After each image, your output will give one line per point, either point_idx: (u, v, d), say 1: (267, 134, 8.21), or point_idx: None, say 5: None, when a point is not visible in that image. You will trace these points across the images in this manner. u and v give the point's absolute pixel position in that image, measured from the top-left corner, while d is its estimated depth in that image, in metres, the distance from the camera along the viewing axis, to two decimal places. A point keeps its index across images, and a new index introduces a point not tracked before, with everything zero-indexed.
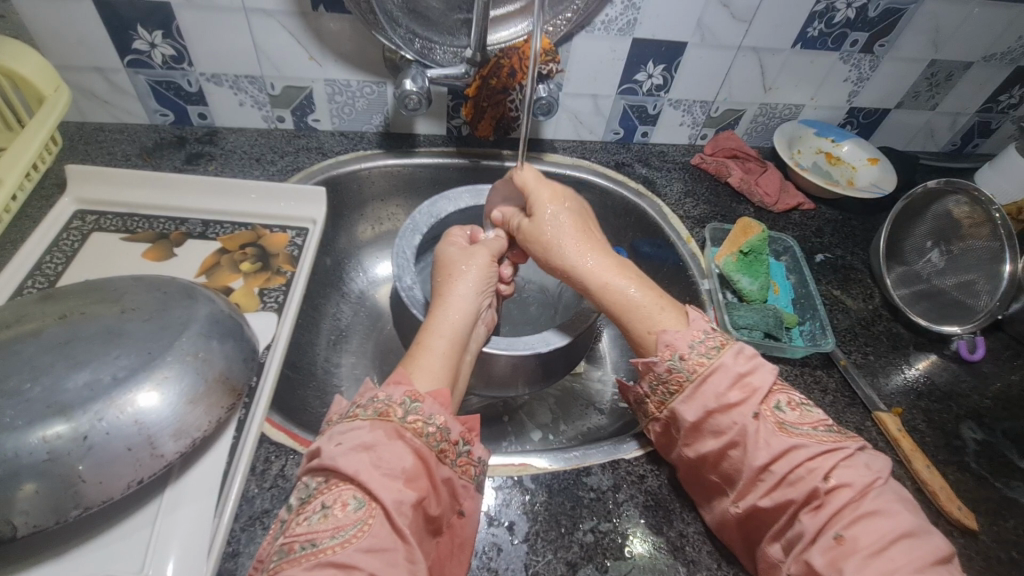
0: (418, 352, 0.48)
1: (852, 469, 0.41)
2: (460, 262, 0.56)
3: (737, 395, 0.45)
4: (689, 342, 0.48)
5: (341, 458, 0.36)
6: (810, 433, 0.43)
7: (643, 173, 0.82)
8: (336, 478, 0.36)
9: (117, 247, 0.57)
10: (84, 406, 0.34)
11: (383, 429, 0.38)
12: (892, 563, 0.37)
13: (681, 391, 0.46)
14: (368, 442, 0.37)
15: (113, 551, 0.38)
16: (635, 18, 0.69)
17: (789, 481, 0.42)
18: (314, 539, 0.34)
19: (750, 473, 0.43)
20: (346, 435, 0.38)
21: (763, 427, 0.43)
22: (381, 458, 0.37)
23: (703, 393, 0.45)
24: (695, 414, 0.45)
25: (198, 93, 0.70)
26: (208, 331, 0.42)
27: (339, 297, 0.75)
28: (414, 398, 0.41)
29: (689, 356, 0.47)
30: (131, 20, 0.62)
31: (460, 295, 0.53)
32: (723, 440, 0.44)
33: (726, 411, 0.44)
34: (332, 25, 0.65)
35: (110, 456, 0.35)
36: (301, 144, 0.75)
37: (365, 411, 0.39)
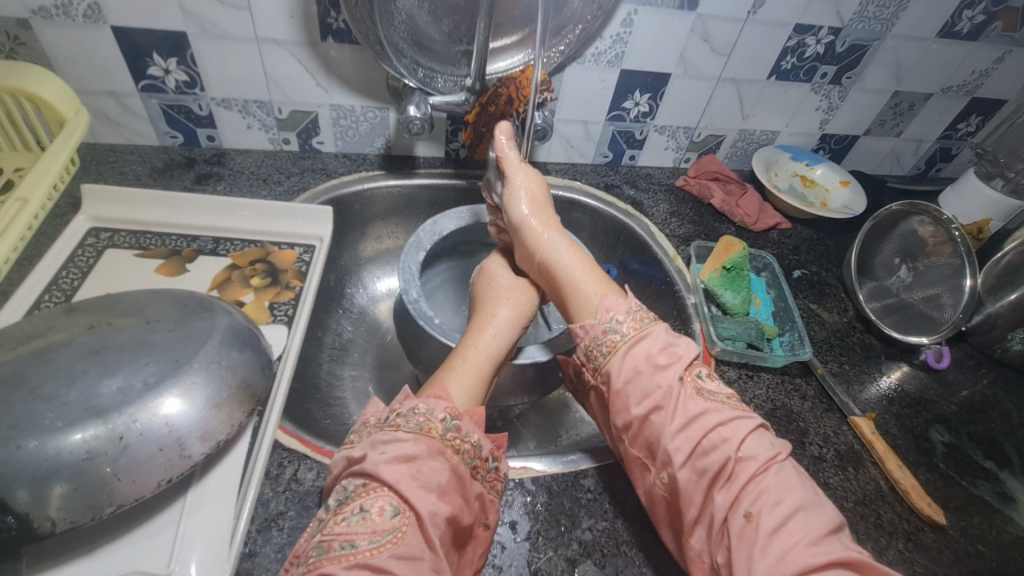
0: (458, 365, 0.50)
1: (759, 442, 0.44)
2: (511, 290, 0.60)
3: (664, 359, 0.48)
4: (625, 310, 0.52)
5: (384, 467, 0.39)
6: (723, 401, 0.47)
7: (631, 194, 0.86)
8: (375, 484, 0.38)
9: (130, 264, 0.60)
10: (120, 408, 0.37)
11: (425, 444, 0.41)
12: (791, 538, 0.39)
13: (614, 350, 0.50)
14: (411, 454, 0.40)
15: (138, 550, 0.39)
16: (623, 51, 0.74)
17: (703, 449, 0.44)
18: (352, 539, 0.36)
19: (668, 438, 0.45)
20: (389, 444, 0.41)
21: (684, 391, 0.46)
22: (420, 471, 0.40)
23: (635, 353, 0.49)
24: (624, 375, 0.49)
25: (208, 116, 0.73)
26: (229, 340, 0.44)
27: (341, 312, 0.77)
28: (454, 416, 0.44)
29: (627, 321, 0.51)
30: (147, 48, 0.65)
31: (506, 320, 0.57)
32: (647, 404, 0.46)
33: (652, 374, 0.48)
34: (337, 53, 0.69)
35: (143, 457, 0.37)
36: (306, 165, 0.78)
37: (408, 423, 0.42)
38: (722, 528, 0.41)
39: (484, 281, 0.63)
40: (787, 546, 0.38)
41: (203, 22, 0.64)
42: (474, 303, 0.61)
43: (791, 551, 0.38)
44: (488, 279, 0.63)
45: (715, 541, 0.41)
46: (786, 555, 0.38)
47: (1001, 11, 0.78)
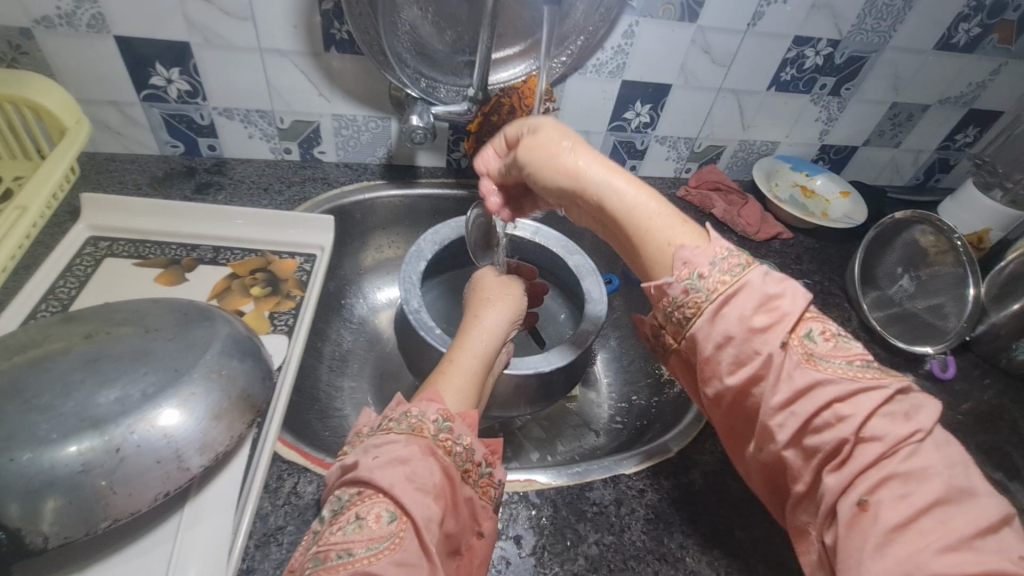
0: (447, 368, 0.50)
1: (890, 417, 0.36)
2: (495, 292, 0.59)
3: (763, 320, 0.40)
4: (710, 259, 0.43)
5: (377, 472, 0.38)
6: (842, 368, 0.39)
7: None
8: (370, 491, 0.37)
9: (129, 273, 0.59)
10: (117, 419, 0.36)
11: (417, 445, 0.40)
12: (922, 537, 0.32)
13: (699, 313, 0.42)
14: (403, 456, 0.39)
15: (133, 567, 0.38)
16: (624, 61, 0.74)
17: (815, 427, 0.38)
18: (349, 548, 0.35)
19: (770, 412, 0.39)
20: (381, 448, 0.40)
21: (789, 358, 0.39)
22: (414, 472, 0.39)
23: (726, 317, 0.41)
24: (712, 340, 0.41)
25: (209, 126, 0.73)
26: (229, 349, 0.44)
27: (341, 322, 0.77)
28: (445, 417, 0.44)
29: (709, 275, 0.42)
30: (149, 57, 0.65)
31: (492, 320, 0.56)
32: (743, 374, 0.40)
33: (748, 337, 0.40)
34: (339, 63, 0.69)
35: (140, 469, 0.36)
36: (307, 174, 0.78)
37: (400, 426, 0.42)
38: (831, 510, 0.36)
39: (470, 287, 0.62)
40: (914, 546, 0.32)
41: (207, 32, 0.64)
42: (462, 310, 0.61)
43: (921, 552, 0.32)
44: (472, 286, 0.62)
45: (823, 521, 0.37)
46: (914, 554, 0.32)
47: (997, 24, 0.79)
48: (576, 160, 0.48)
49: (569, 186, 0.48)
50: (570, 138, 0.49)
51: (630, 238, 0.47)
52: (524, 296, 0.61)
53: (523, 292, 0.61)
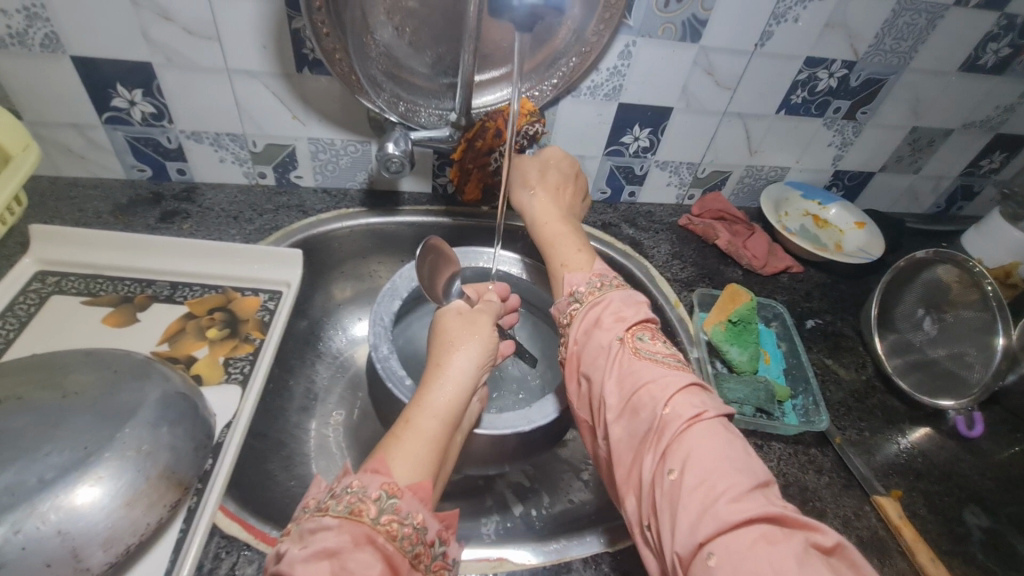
0: (401, 432, 0.44)
1: (690, 398, 0.42)
2: (462, 331, 0.52)
3: (610, 322, 0.50)
4: (585, 281, 0.56)
5: (299, 566, 0.34)
6: (659, 360, 0.46)
7: (630, 234, 0.81)
8: None
9: (75, 313, 0.55)
10: (9, 512, 0.31)
11: (350, 533, 0.36)
12: (713, 491, 0.36)
13: (573, 317, 0.53)
14: (333, 547, 0.35)
15: None
16: (620, 84, 0.69)
17: (634, 407, 0.43)
18: None
19: (602, 400, 0.45)
20: (314, 535, 0.36)
21: (620, 351, 0.47)
22: (344, 567, 0.34)
23: (586, 319, 0.52)
24: (578, 337, 0.51)
25: (177, 149, 0.69)
26: (157, 416, 0.39)
27: (315, 358, 0.72)
28: (391, 493, 0.39)
29: (581, 292, 0.55)
30: (111, 78, 0.61)
31: (459, 367, 0.49)
32: (588, 366, 0.48)
33: (595, 334, 0.50)
34: (314, 85, 0.65)
35: (28, 574, 0.31)
36: (282, 201, 0.73)
37: (337, 506, 0.38)
38: (649, 487, 0.39)
39: (432, 325, 0.55)
40: (706, 500, 0.35)
41: (170, 52, 0.60)
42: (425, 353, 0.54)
43: (713, 505, 0.35)
44: (432, 326, 0.54)
45: (644, 502, 0.39)
46: (707, 508, 0.35)
47: None
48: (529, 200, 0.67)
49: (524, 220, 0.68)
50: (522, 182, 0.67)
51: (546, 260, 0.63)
52: (496, 331, 0.53)
53: (494, 326, 0.54)
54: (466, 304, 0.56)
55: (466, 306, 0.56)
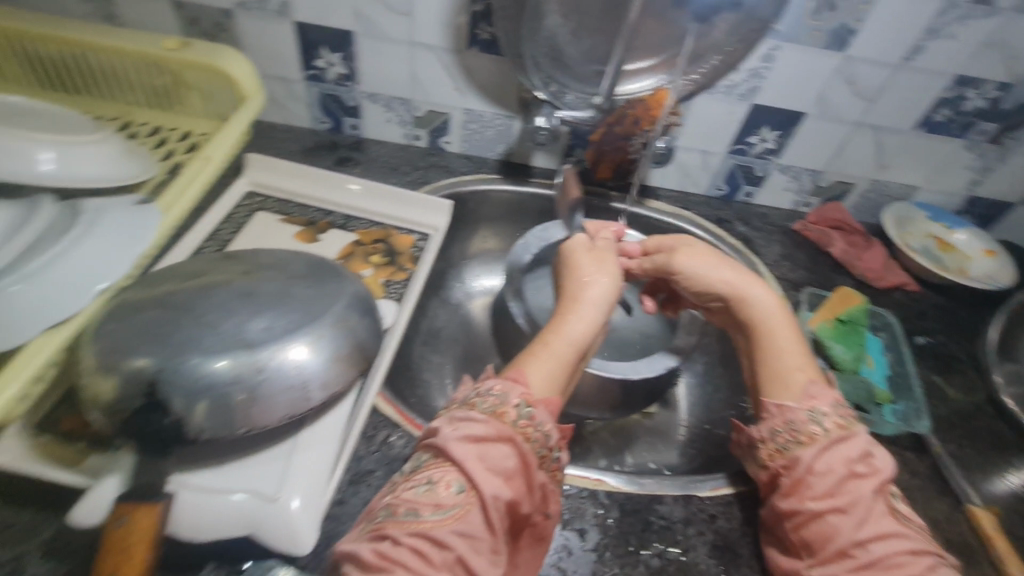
0: (541, 351, 0.51)
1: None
2: (594, 271, 0.59)
3: (862, 468, 0.46)
4: (831, 403, 0.49)
5: (452, 444, 0.42)
6: (916, 532, 0.44)
7: (742, 231, 0.84)
8: (443, 459, 0.42)
9: (275, 226, 0.67)
10: (263, 348, 0.42)
11: (496, 427, 0.43)
12: None
13: (811, 442, 0.47)
14: (480, 435, 0.43)
15: (252, 474, 0.43)
16: (757, 85, 0.73)
17: (885, 564, 0.41)
18: (416, 509, 0.39)
19: (843, 542, 0.43)
20: (462, 423, 0.44)
21: (876, 505, 0.44)
22: (487, 453, 0.42)
23: (831, 451, 0.46)
24: (817, 465, 0.46)
25: (355, 107, 0.81)
26: (353, 304, 0.49)
27: (440, 301, 0.82)
28: (527, 403, 0.46)
29: (829, 414, 0.49)
30: (320, 42, 0.74)
31: (591, 303, 0.56)
32: (830, 502, 0.44)
33: (845, 478, 0.45)
34: (479, 62, 0.74)
35: (274, 392, 0.42)
36: (431, 161, 0.84)
37: (482, 406, 0.45)
38: None
39: (561, 258, 0.62)
40: None
41: (370, 24, 0.72)
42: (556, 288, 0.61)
43: None
44: (565, 260, 0.61)
45: None
46: None
47: None
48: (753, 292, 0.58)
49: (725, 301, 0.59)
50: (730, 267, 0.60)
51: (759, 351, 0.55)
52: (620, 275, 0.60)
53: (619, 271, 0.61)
54: (588, 242, 0.63)
55: (590, 243, 0.63)
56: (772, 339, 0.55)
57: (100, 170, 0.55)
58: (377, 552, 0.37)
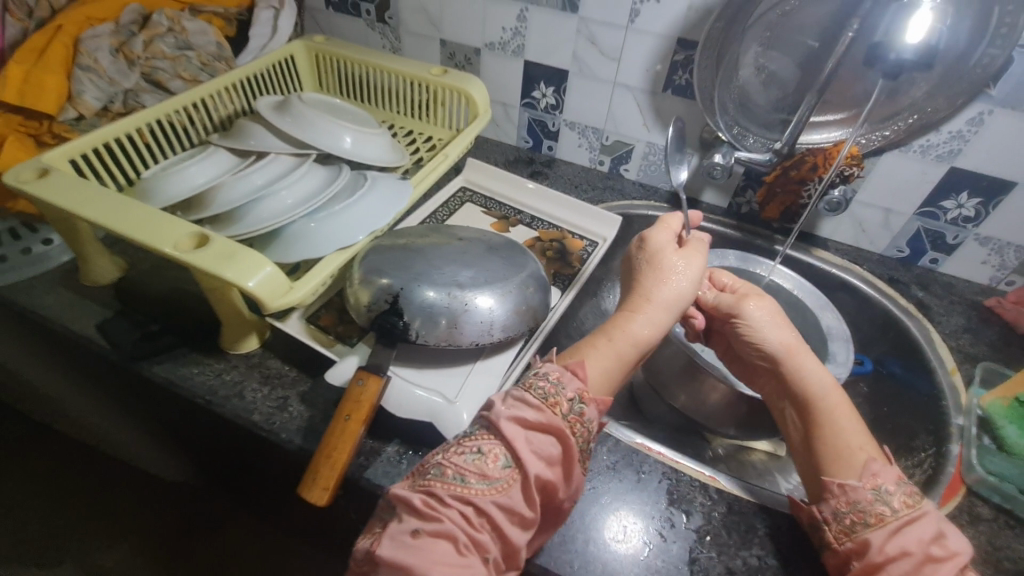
0: (604, 345, 0.56)
1: None
2: (678, 268, 0.60)
3: (938, 551, 0.44)
4: (895, 480, 0.48)
5: (504, 424, 0.46)
6: None
7: (919, 296, 0.80)
8: (493, 434, 0.46)
9: (477, 216, 0.84)
10: (469, 289, 0.57)
11: (548, 417, 0.47)
12: None
13: (880, 524, 0.46)
14: (531, 420, 0.47)
15: (440, 381, 0.57)
16: (959, 148, 0.71)
17: None
18: (464, 475, 0.44)
19: None
20: (516, 405, 0.48)
21: None
22: (532, 438, 0.47)
23: (906, 533, 0.45)
24: (890, 550, 0.44)
25: (555, 132, 0.97)
26: (534, 277, 0.62)
27: (591, 305, 0.92)
28: (580, 399, 0.50)
29: (896, 493, 0.47)
30: (540, 78, 0.91)
31: (667, 302, 0.59)
32: None
33: (924, 562, 0.43)
34: (670, 103, 0.84)
35: (471, 323, 0.56)
36: (608, 184, 0.96)
37: (536, 393, 0.49)
38: None
39: (642, 251, 0.63)
40: None
41: (583, 65, 0.86)
42: (633, 280, 0.62)
43: None
44: (648, 256, 0.62)
45: None
46: None
47: None
48: (804, 366, 0.57)
49: (777, 358, 0.59)
50: (769, 309, 0.61)
51: (820, 425, 0.54)
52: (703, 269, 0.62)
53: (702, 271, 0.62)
54: (671, 240, 0.63)
55: (672, 242, 0.63)
56: (837, 415, 0.54)
57: (374, 153, 0.76)
58: (425, 502, 0.43)
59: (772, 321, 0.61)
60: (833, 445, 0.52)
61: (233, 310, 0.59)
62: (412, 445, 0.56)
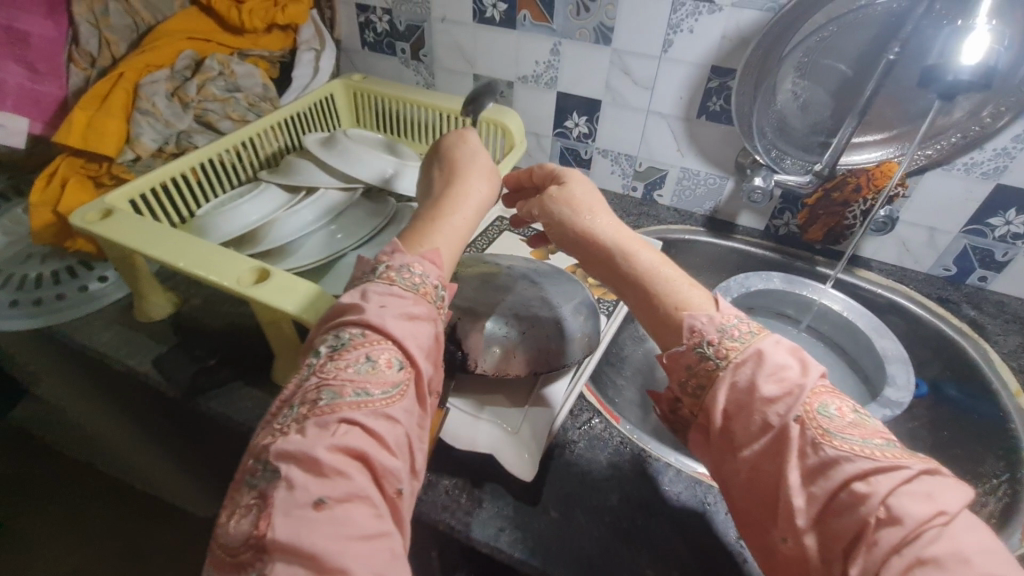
0: (436, 228, 0.53)
1: (913, 493, 0.33)
2: (480, 163, 0.61)
3: (773, 388, 0.39)
4: (718, 327, 0.44)
5: (390, 323, 0.43)
6: (859, 444, 0.36)
7: (971, 315, 0.78)
8: (376, 337, 0.42)
9: (516, 244, 0.85)
10: (526, 317, 0.58)
11: (422, 304, 0.46)
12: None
13: (713, 381, 0.42)
14: (411, 312, 0.45)
15: (499, 411, 0.57)
16: (1005, 165, 0.71)
17: (836, 507, 0.34)
18: (365, 387, 0.39)
19: (783, 493, 0.36)
20: (388, 301, 0.45)
21: (801, 434, 0.37)
22: (416, 329, 0.44)
23: (736, 378, 0.41)
24: (728, 408, 0.41)
25: (587, 160, 0.98)
26: (584, 304, 0.62)
27: (630, 331, 0.91)
28: (443, 286, 0.49)
29: (720, 341, 0.43)
30: (573, 108, 0.93)
31: (478, 191, 0.58)
32: (759, 451, 0.38)
33: (756, 404, 0.39)
34: (705, 129, 0.85)
35: (531, 351, 0.56)
36: (643, 210, 0.97)
37: (406, 283, 0.46)
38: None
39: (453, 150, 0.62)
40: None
41: (616, 94, 0.88)
42: (444, 176, 0.60)
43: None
44: (471, 151, 0.62)
45: None
46: None
47: None
48: (593, 221, 0.53)
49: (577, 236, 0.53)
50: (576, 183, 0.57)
51: (625, 282, 0.50)
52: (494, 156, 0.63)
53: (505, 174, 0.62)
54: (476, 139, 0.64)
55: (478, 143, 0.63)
56: (632, 264, 0.50)
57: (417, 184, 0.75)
58: (332, 445, 0.36)
59: (588, 196, 0.55)
60: (654, 302, 0.48)
61: (288, 344, 0.59)
62: (470, 477, 0.55)
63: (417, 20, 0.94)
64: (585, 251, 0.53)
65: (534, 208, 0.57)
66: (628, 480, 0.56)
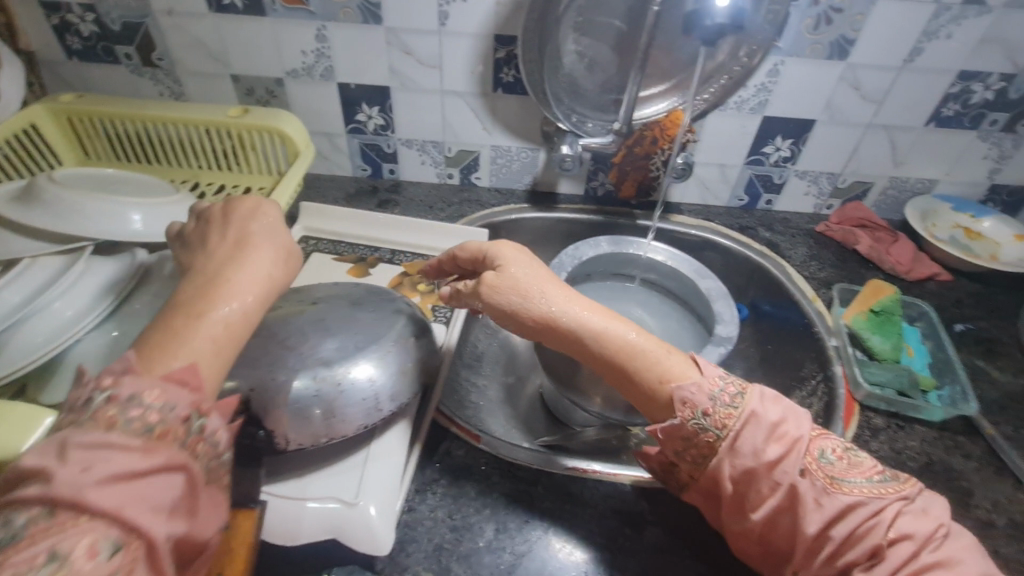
0: (186, 324, 0.39)
1: (916, 516, 0.42)
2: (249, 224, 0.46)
3: (776, 449, 0.43)
4: (710, 395, 0.45)
5: (91, 491, 0.28)
6: (860, 484, 0.43)
7: (767, 237, 0.87)
8: (74, 516, 0.28)
9: (329, 265, 0.74)
10: (338, 364, 0.47)
11: (154, 452, 0.32)
12: None
13: (713, 451, 0.44)
14: (135, 467, 0.31)
15: (335, 480, 0.47)
16: (766, 98, 0.77)
17: (851, 541, 0.41)
18: None
19: (805, 541, 0.42)
20: (94, 453, 0.30)
21: (812, 486, 0.42)
22: (144, 490, 0.31)
23: (739, 446, 0.44)
24: (744, 476, 0.44)
25: (392, 153, 0.89)
26: (411, 323, 0.54)
27: (479, 326, 0.86)
28: (200, 413, 0.35)
29: (713, 412, 0.44)
30: (360, 99, 0.82)
31: (250, 268, 0.43)
32: (770, 509, 0.43)
33: (767, 470, 0.43)
34: (504, 102, 0.81)
35: (354, 401, 0.47)
36: (464, 197, 0.91)
37: (128, 425, 0.32)
38: None
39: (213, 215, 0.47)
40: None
41: (403, 77, 0.79)
42: (199, 250, 0.45)
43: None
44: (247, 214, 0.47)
45: None
46: None
47: None
48: (548, 302, 0.47)
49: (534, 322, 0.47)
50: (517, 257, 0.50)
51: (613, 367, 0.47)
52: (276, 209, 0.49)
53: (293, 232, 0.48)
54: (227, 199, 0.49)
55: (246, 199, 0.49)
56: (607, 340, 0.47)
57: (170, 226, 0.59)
58: None
59: (539, 272, 0.49)
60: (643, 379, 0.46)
61: None
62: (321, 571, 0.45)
63: (133, 16, 0.74)
64: (555, 339, 0.48)
65: (464, 293, 0.50)
66: (501, 505, 0.51)
